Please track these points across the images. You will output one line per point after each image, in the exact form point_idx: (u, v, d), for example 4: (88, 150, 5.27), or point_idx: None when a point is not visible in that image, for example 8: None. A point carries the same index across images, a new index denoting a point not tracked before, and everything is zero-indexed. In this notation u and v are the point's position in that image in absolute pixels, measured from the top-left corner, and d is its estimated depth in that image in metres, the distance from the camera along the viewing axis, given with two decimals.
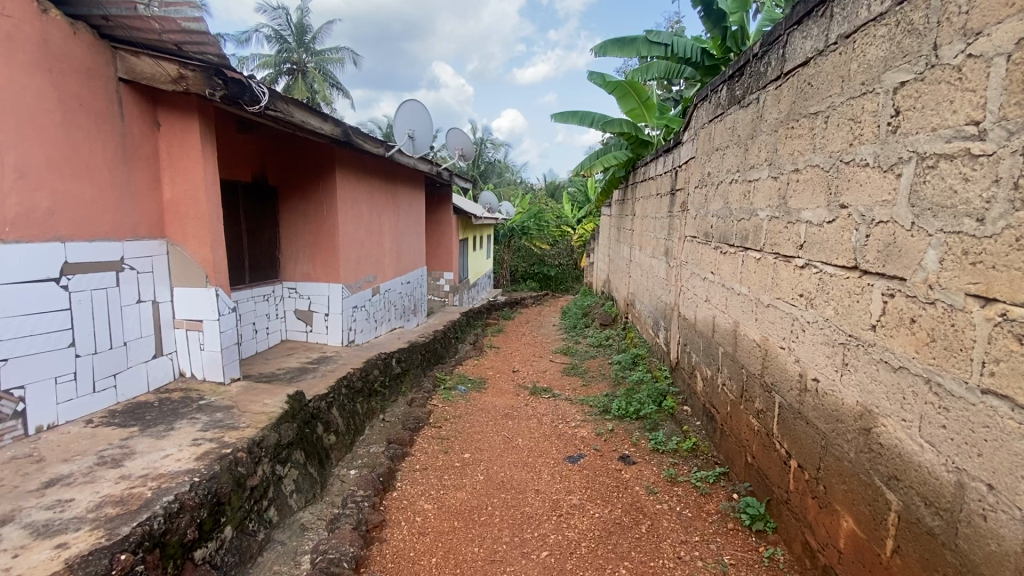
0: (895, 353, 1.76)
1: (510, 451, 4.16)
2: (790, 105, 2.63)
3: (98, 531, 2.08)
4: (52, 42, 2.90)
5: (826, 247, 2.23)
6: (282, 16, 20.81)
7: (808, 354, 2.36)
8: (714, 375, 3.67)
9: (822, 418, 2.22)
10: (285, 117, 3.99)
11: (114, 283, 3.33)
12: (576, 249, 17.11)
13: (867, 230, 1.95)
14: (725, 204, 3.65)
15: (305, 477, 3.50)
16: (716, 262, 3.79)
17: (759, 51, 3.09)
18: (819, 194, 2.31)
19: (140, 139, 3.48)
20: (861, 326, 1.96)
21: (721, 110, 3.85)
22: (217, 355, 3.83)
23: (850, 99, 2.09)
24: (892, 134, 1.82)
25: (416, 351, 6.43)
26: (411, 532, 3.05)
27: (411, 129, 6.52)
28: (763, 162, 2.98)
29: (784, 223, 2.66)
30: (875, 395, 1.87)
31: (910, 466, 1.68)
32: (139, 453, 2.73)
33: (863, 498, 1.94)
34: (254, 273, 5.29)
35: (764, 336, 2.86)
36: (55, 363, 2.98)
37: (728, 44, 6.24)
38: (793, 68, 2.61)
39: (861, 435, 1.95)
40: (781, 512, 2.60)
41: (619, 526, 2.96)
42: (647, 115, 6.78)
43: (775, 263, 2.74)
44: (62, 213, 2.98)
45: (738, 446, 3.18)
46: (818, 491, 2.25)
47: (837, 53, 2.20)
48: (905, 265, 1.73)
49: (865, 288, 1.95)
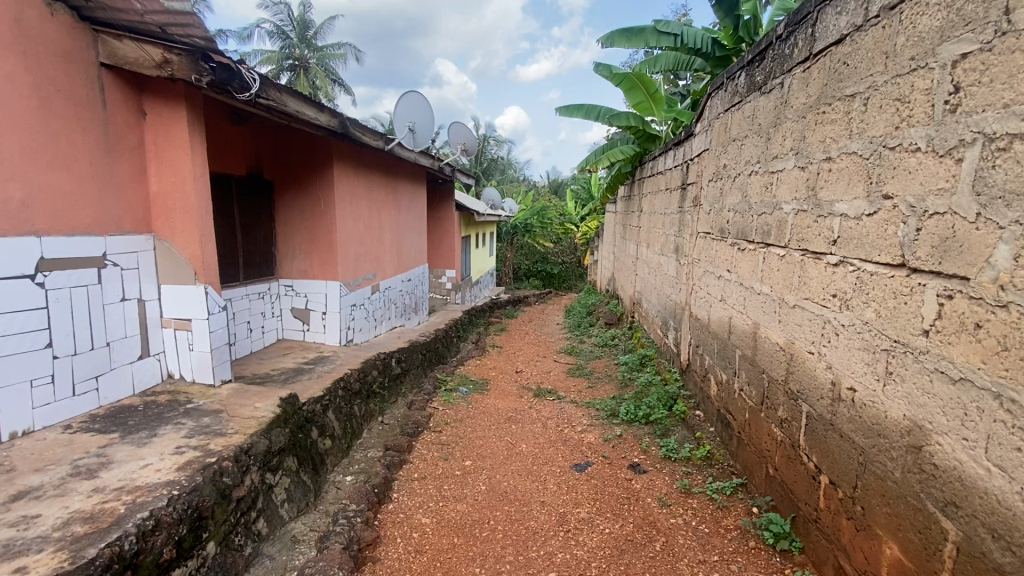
0: (954, 362, 1.57)
1: (513, 458, 3.96)
2: (821, 88, 2.41)
3: (62, 553, 1.88)
4: (27, 23, 2.69)
5: (866, 243, 2.02)
6: (284, 11, 20.63)
7: (842, 361, 2.15)
8: (731, 380, 3.46)
9: (859, 432, 2.02)
10: (278, 106, 3.79)
11: (95, 280, 3.13)
12: (580, 247, 16.90)
13: (918, 223, 1.74)
14: (743, 197, 3.44)
15: (297, 486, 3.31)
16: (734, 259, 3.57)
17: (784, 32, 2.86)
18: (857, 184, 2.10)
19: (125, 129, 3.28)
20: (910, 331, 1.76)
21: (738, 99, 3.62)
22: (207, 355, 3.63)
23: (896, 77, 1.88)
24: (950, 113, 1.61)
25: (417, 351, 6.25)
26: (407, 551, 2.85)
27: (412, 122, 6.31)
28: (788, 152, 2.76)
29: (813, 217, 2.45)
30: (927, 410, 1.67)
31: (973, 492, 1.50)
32: (117, 463, 2.54)
33: (910, 523, 1.75)
34: (249, 270, 5.10)
35: (789, 340, 2.65)
36: (30, 365, 2.79)
37: (740, 34, 5.93)
38: (824, 47, 2.39)
39: (910, 453, 1.75)
40: (809, 531, 2.40)
41: (632, 544, 2.75)
42: (655, 109, 6.49)
43: (803, 260, 2.53)
44: (38, 206, 2.78)
45: (758, 456, 2.97)
46: (854, 512, 2.06)
47: (880, 27, 1.98)
48: (969, 261, 1.53)
49: (915, 288, 1.74)
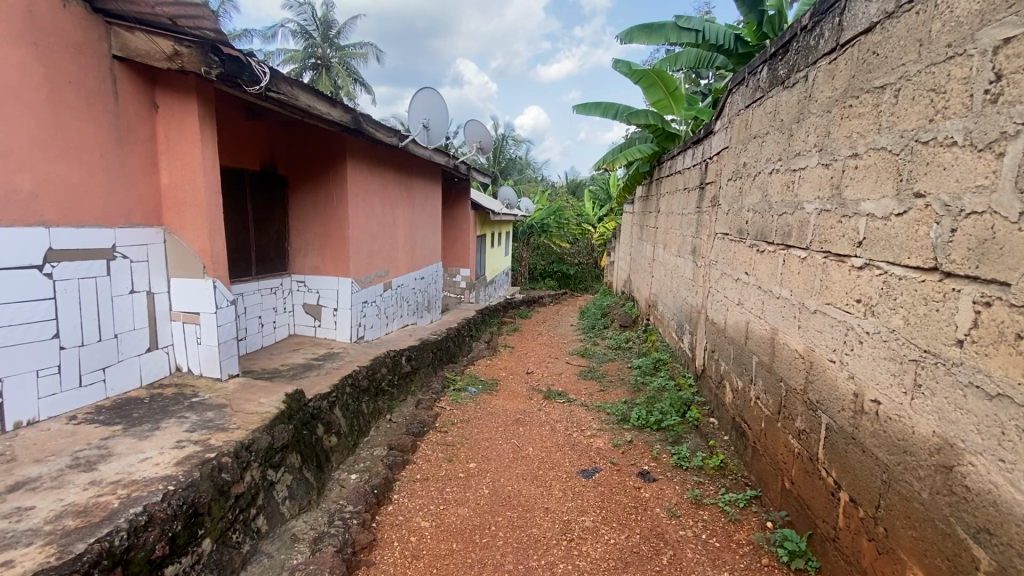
0: (992, 376, 1.44)
1: (518, 461, 3.87)
2: (849, 80, 2.27)
3: (50, 548, 1.86)
4: (39, 14, 2.70)
5: (895, 245, 1.87)
6: (308, 11, 20.85)
7: (866, 371, 2.01)
8: (747, 387, 3.31)
9: (884, 447, 1.88)
10: (290, 100, 3.77)
11: (104, 272, 3.14)
12: (597, 249, 16.74)
13: (953, 223, 1.60)
14: (764, 196, 3.28)
15: (299, 483, 3.27)
16: (752, 261, 3.42)
17: (809, 23, 2.71)
18: (886, 181, 1.95)
19: (137, 122, 3.30)
20: (942, 341, 1.62)
21: (760, 94, 3.45)
22: (214, 349, 3.64)
23: (931, 66, 1.74)
24: (991, 104, 1.48)
25: (428, 349, 6.20)
26: (404, 555, 2.79)
27: (427, 118, 6.22)
28: (811, 149, 2.61)
29: (837, 217, 2.31)
30: (960, 427, 1.54)
31: (1009, 520, 1.37)
32: (116, 456, 2.53)
33: (938, 551, 1.62)
34: (261, 266, 5.12)
35: (808, 347, 2.51)
36: (37, 355, 2.81)
37: (764, 30, 5.72)
38: (853, 37, 2.25)
39: (939, 473, 1.62)
40: (827, 550, 2.26)
41: (637, 556, 2.64)
42: (674, 107, 6.32)
43: (825, 263, 2.39)
44: (47, 197, 2.79)
45: (774, 468, 2.83)
46: (876, 533, 1.92)
47: (914, 13, 1.84)
48: (1010, 266, 1.39)
49: (949, 294, 1.60)
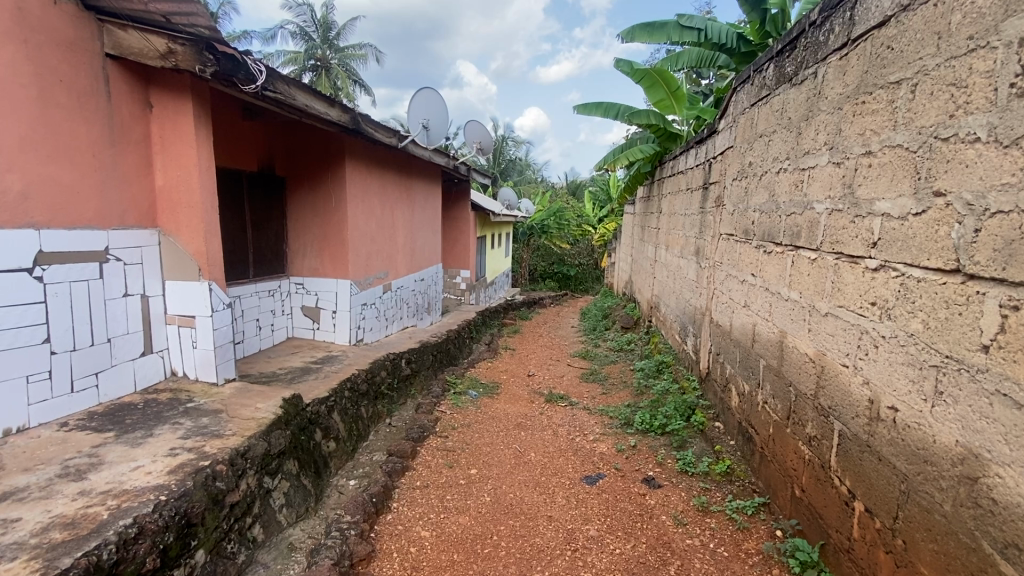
0: (1021, 384, 1.36)
1: (520, 467, 3.80)
2: (861, 76, 2.20)
3: (35, 563, 1.79)
4: (29, 11, 2.63)
5: (913, 246, 1.80)
6: (307, 13, 20.77)
7: (882, 377, 1.94)
8: (754, 391, 3.23)
9: (902, 457, 1.81)
10: (288, 100, 3.70)
11: (97, 275, 3.08)
12: (597, 249, 16.70)
13: (976, 223, 1.53)
14: (771, 196, 3.22)
15: (297, 490, 3.20)
16: (759, 263, 3.35)
17: (818, 18, 2.65)
18: (902, 180, 1.88)
19: (131, 122, 3.23)
20: (965, 346, 1.55)
21: (766, 92, 3.39)
22: (210, 353, 3.57)
23: (950, 59, 1.67)
24: (1017, 98, 1.40)
25: (427, 352, 6.12)
26: (403, 567, 2.72)
27: (426, 119, 6.14)
28: (821, 147, 2.54)
29: (849, 217, 2.24)
30: (985, 436, 1.47)
31: None
32: (108, 464, 2.46)
33: (962, 565, 1.55)
34: (259, 267, 5.05)
35: (819, 351, 2.43)
36: (27, 360, 2.73)
37: (767, 28, 5.72)
38: (865, 32, 2.18)
39: (963, 484, 1.55)
40: (840, 561, 2.18)
41: (643, 567, 2.57)
42: (676, 107, 6.24)
43: (836, 264, 2.32)
44: (38, 198, 2.72)
45: (783, 475, 2.75)
46: (893, 545, 1.85)
47: (931, 5, 1.77)
48: None
49: (972, 297, 1.54)
